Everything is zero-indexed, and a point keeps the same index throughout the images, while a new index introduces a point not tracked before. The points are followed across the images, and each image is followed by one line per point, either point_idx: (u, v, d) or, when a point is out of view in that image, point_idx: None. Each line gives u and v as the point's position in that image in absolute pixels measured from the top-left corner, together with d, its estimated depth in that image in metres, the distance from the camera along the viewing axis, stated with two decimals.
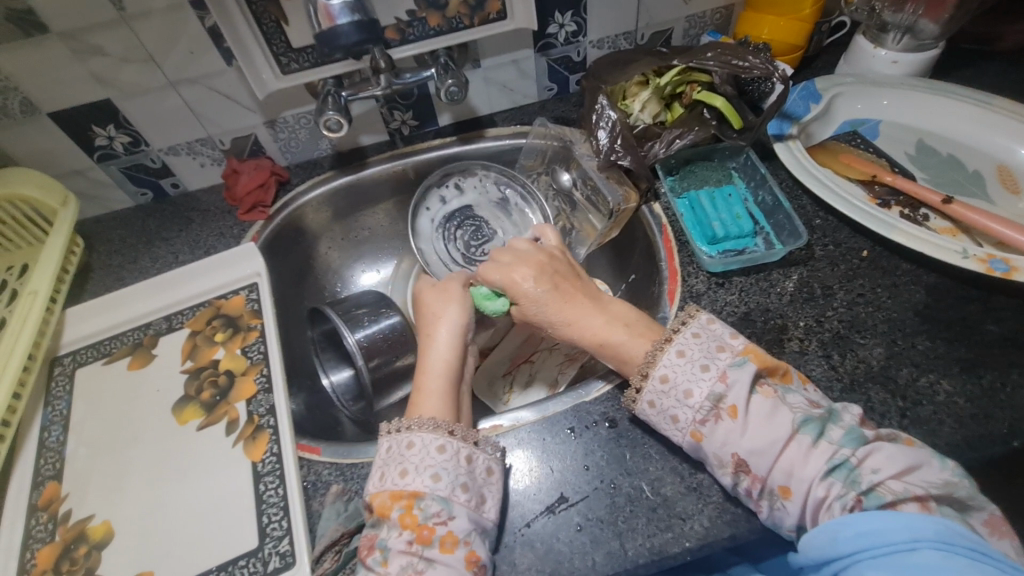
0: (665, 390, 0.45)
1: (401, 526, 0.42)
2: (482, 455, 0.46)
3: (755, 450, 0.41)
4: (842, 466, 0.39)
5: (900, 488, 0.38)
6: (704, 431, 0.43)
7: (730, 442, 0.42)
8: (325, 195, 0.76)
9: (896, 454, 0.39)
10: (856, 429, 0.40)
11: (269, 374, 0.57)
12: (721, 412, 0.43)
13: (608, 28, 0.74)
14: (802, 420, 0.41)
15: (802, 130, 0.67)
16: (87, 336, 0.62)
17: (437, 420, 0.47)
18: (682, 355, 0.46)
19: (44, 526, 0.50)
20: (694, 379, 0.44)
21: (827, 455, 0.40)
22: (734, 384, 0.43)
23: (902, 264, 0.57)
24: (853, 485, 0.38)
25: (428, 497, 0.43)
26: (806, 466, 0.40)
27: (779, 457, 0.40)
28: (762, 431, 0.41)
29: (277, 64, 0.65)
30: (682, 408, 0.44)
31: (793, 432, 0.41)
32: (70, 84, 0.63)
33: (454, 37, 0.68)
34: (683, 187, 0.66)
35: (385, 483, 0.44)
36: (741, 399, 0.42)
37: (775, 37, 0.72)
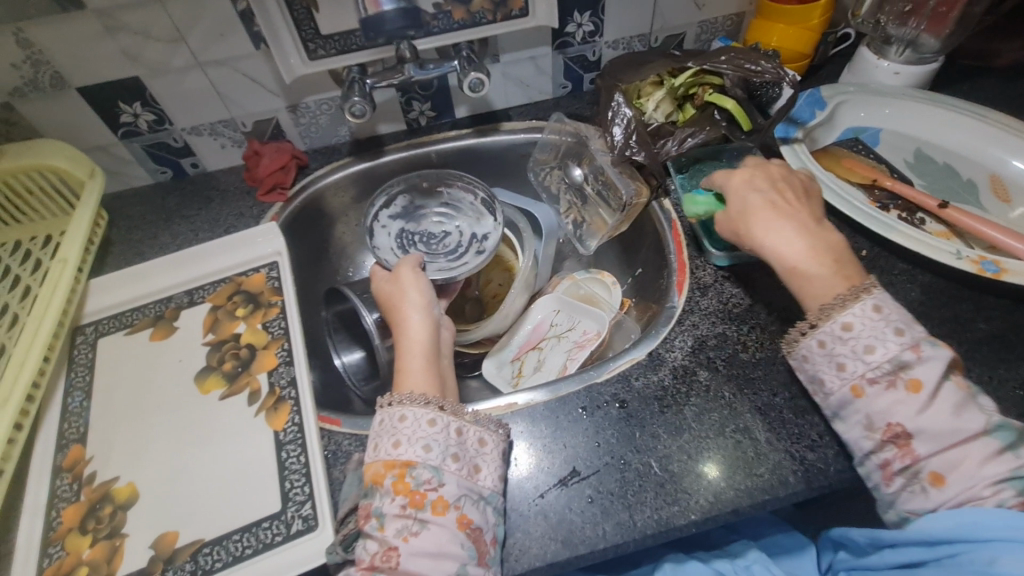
0: (837, 338, 0.46)
1: (395, 493, 0.44)
2: (472, 428, 0.48)
3: (924, 430, 0.42)
4: (1022, 477, 0.39)
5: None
6: (870, 390, 0.44)
7: (888, 413, 0.43)
8: (343, 180, 0.78)
9: None
10: None
11: (290, 349, 0.59)
12: (897, 381, 0.43)
13: (624, 29, 0.77)
14: (999, 424, 0.41)
15: (807, 135, 0.70)
16: (109, 307, 0.64)
17: (427, 396, 0.48)
18: (877, 310, 0.45)
19: (68, 488, 0.51)
20: (879, 336, 0.44)
21: (1008, 464, 0.40)
22: (928, 358, 0.43)
23: (898, 264, 0.60)
24: (1022, 489, 0.39)
25: (419, 466, 0.45)
26: (980, 468, 0.40)
27: (940, 453, 0.41)
28: (940, 414, 0.41)
29: (306, 51, 0.67)
30: (855, 361, 0.45)
31: (977, 431, 0.41)
32: (100, 60, 0.64)
33: (476, 31, 0.70)
34: (694, 184, 0.68)
35: (380, 453, 0.46)
36: (931, 377, 0.42)
37: (784, 45, 0.75)
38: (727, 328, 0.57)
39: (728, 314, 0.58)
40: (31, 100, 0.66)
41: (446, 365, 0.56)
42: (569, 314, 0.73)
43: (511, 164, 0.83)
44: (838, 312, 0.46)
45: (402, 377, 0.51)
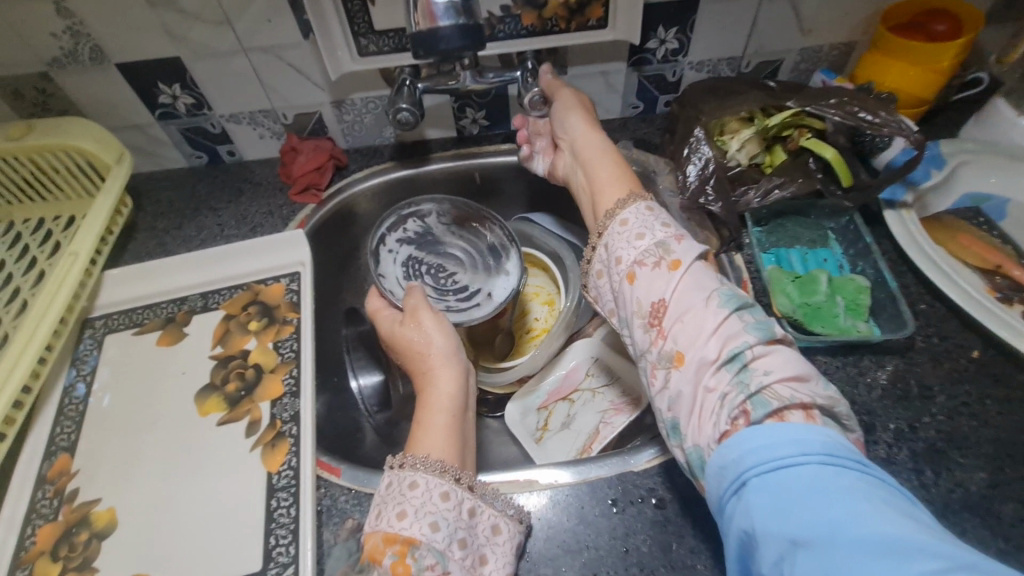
0: (620, 233, 0.48)
1: (393, 575, 0.37)
2: (487, 511, 0.42)
3: (679, 308, 0.42)
4: (737, 360, 0.39)
5: (786, 394, 0.37)
6: (639, 273, 0.45)
7: (657, 289, 0.44)
8: (380, 186, 0.72)
9: (789, 361, 0.38)
10: (766, 327, 0.40)
11: (298, 377, 0.53)
12: (661, 263, 0.45)
13: (712, 51, 0.68)
14: (726, 294, 0.42)
15: (917, 199, 0.59)
16: (122, 302, 0.60)
17: (443, 462, 0.42)
18: (649, 211, 0.49)
19: (48, 503, 0.48)
20: (650, 228, 0.47)
21: (730, 344, 0.39)
22: (684, 246, 0.45)
23: (1018, 376, 0.49)
24: (740, 384, 0.38)
25: (423, 546, 0.38)
26: (710, 342, 0.40)
27: (689, 314, 0.41)
28: (685, 292, 0.43)
29: (356, 46, 0.61)
30: (628, 249, 0.47)
31: (711, 298, 0.42)
32: (140, 37, 0.60)
33: (545, 40, 0.62)
34: (771, 243, 0.59)
35: (382, 523, 0.39)
36: (687, 256, 0.44)
37: (899, 87, 0.64)
38: None
39: None
40: (70, 73, 0.63)
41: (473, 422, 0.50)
42: (608, 366, 0.65)
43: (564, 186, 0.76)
44: (619, 211, 0.50)
45: (422, 435, 0.45)
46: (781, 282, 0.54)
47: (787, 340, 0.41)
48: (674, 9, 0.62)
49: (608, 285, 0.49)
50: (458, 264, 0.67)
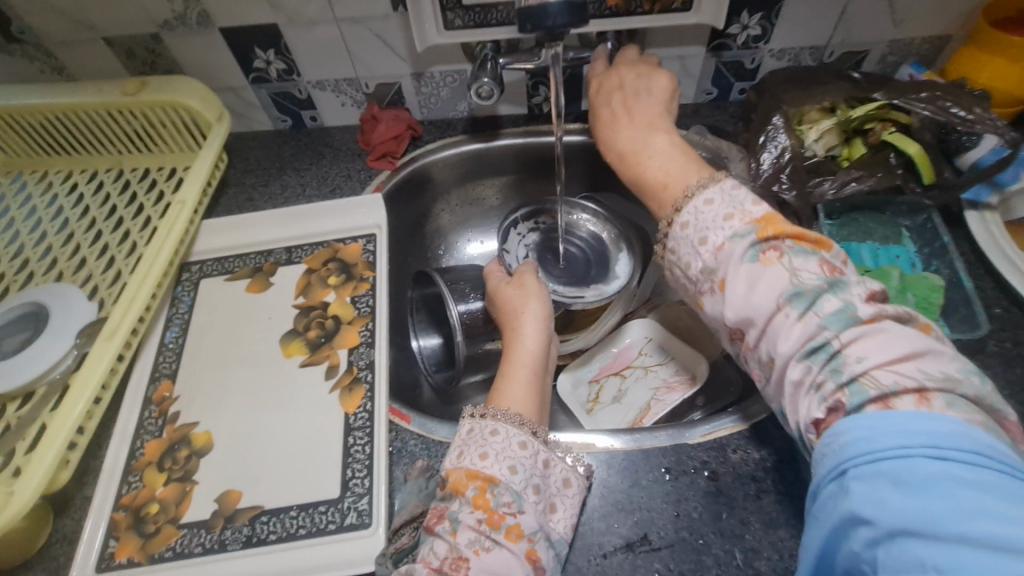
0: (683, 238, 0.47)
1: (474, 505, 0.41)
2: (559, 465, 0.46)
3: (747, 315, 0.41)
4: (823, 352, 0.37)
5: (886, 380, 0.35)
6: (706, 301, 0.45)
7: (724, 309, 0.43)
8: (451, 157, 0.75)
9: (890, 341, 0.36)
10: (847, 309, 0.38)
11: (374, 331, 0.57)
12: (714, 285, 0.44)
13: (795, 39, 0.67)
14: (793, 292, 0.39)
15: (1003, 202, 0.57)
16: (215, 250, 0.65)
17: (522, 417, 0.47)
18: (710, 203, 0.46)
19: (154, 421, 0.53)
20: (714, 226, 0.45)
21: (806, 335, 0.38)
22: (727, 255, 0.43)
23: None
24: (832, 373, 0.36)
25: (502, 485, 0.42)
26: (787, 337, 0.39)
27: (767, 324, 0.40)
28: (749, 300, 0.41)
29: (442, 20, 0.63)
30: (692, 259, 0.46)
31: (779, 303, 0.39)
32: (245, 4, 0.64)
33: (627, 21, 0.62)
34: (842, 236, 0.59)
35: (465, 461, 0.44)
36: (731, 262, 0.43)
37: (994, 84, 0.62)
38: None
39: None
40: (178, 35, 0.68)
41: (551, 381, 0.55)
42: (663, 346, 0.67)
43: None
44: (682, 209, 0.48)
45: (506, 386, 0.51)
46: None
47: (893, 312, 0.37)
48: None
49: (683, 288, 0.48)
50: (575, 261, 0.75)
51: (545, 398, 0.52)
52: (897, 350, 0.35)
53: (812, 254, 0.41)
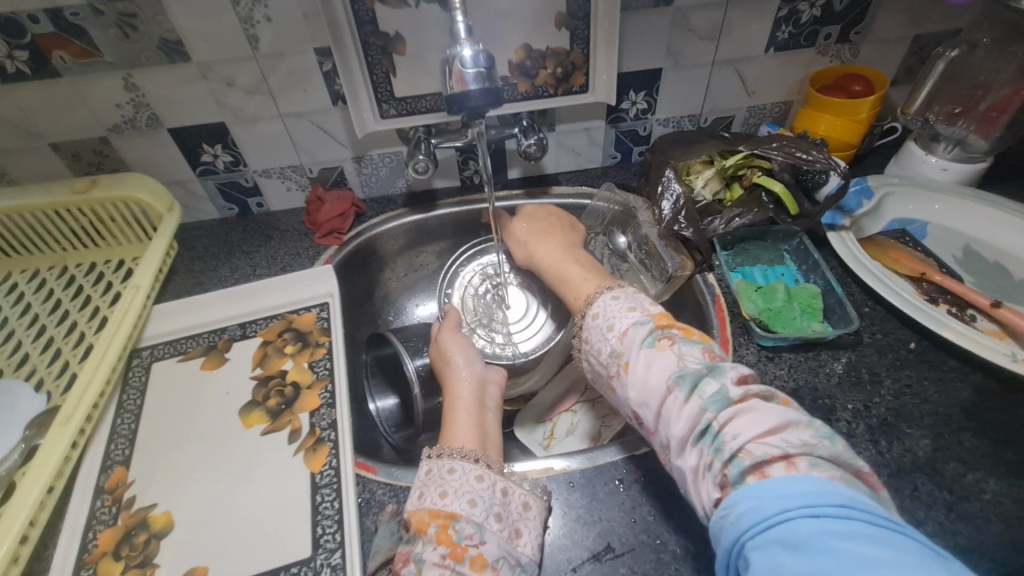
0: (594, 327, 0.51)
1: (437, 542, 0.43)
2: (518, 490, 0.49)
3: (641, 405, 0.45)
4: (708, 432, 0.39)
5: (760, 451, 0.37)
6: (614, 385, 0.48)
7: (630, 389, 0.46)
8: (395, 229, 0.82)
9: (761, 417, 0.38)
10: (723, 390, 0.40)
11: (334, 391, 0.60)
12: (619, 368, 0.48)
13: (676, 109, 0.81)
14: (679, 374, 0.43)
15: (853, 223, 0.71)
16: (166, 332, 0.67)
17: (467, 450, 0.50)
18: (615, 299, 0.53)
19: (108, 510, 0.52)
20: (618, 315, 0.51)
21: (694, 420, 0.40)
22: (630, 341, 0.48)
23: (948, 360, 0.59)
24: (717, 451, 0.38)
25: (463, 519, 0.44)
26: (677, 424, 0.41)
27: (659, 407, 0.43)
28: (644, 383, 0.45)
29: (378, 109, 0.72)
30: (595, 362, 0.50)
31: (669, 386, 0.43)
32: (193, 106, 0.70)
33: (537, 103, 0.75)
34: (736, 263, 0.71)
35: (424, 503, 0.46)
36: (634, 354, 0.47)
37: (831, 134, 0.77)
38: None
39: None
40: (127, 137, 0.72)
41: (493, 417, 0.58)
42: None
43: None
44: (591, 307, 0.54)
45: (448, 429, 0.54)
46: (747, 292, 0.64)
47: (764, 393, 0.41)
48: (642, 77, 0.76)
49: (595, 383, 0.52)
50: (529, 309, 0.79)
51: (488, 430, 0.55)
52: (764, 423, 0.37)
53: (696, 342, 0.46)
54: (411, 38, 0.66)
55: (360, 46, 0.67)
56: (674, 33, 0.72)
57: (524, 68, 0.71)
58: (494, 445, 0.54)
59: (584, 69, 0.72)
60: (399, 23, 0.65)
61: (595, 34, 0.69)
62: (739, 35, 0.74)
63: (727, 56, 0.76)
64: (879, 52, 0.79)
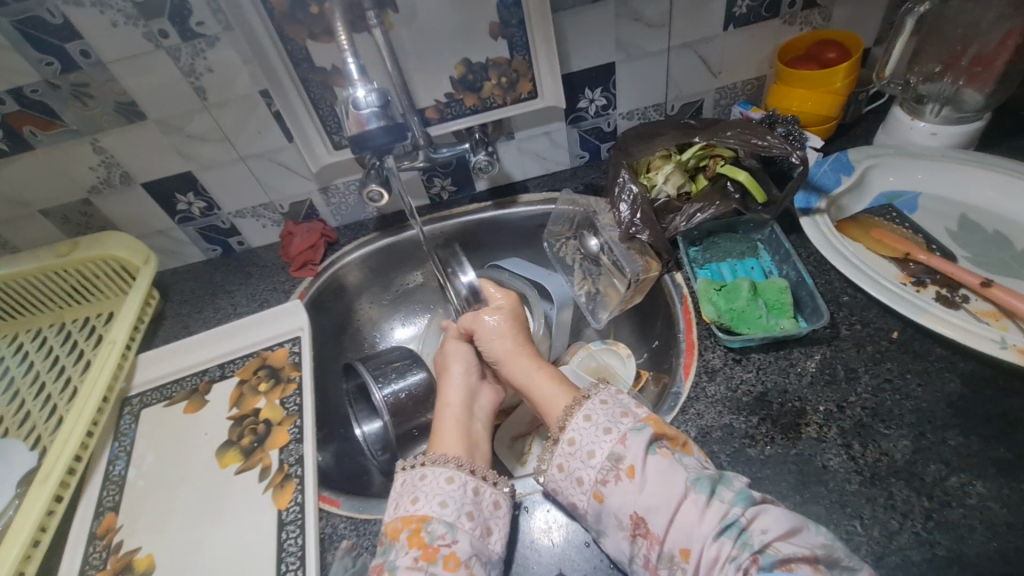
0: (586, 430, 0.49)
1: (409, 546, 0.46)
2: (490, 489, 0.51)
3: (651, 508, 0.43)
4: (733, 526, 0.41)
5: (788, 550, 0.39)
6: (605, 492, 0.45)
7: (636, 499, 0.44)
8: (367, 254, 0.83)
9: (781, 517, 0.41)
10: (744, 491, 0.43)
11: (302, 426, 0.62)
12: (620, 473, 0.45)
13: (637, 101, 0.78)
14: (695, 477, 0.43)
15: (831, 203, 0.66)
16: (154, 378, 0.70)
17: (451, 457, 0.53)
18: (603, 403, 0.51)
19: (99, 554, 0.56)
20: (613, 423, 0.49)
21: (719, 514, 0.41)
22: (631, 445, 0.46)
23: (935, 349, 0.54)
24: (745, 547, 0.40)
25: (434, 521, 0.47)
26: (701, 524, 0.41)
27: (675, 513, 0.42)
28: (658, 486, 0.44)
29: (331, 141, 0.74)
30: (585, 470, 0.47)
31: (688, 488, 0.43)
32: (159, 159, 0.74)
33: (488, 114, 0.74)
34: (704, 259, 0.67)
35: (398, 510, 0.49)
36: (638, 458, 0.45)
37: (805, 111, 0.73)
38: (736, 420, 0.53)
39: (737, 405, 0.54)
40: (106, 196, 0.77)
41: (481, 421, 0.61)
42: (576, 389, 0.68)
43: (529, 233, 0.85)
44: (577, 409, 0.51)
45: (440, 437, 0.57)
46: (708, 293, 0.60)
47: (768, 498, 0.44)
48: (595, 73, 0.73)
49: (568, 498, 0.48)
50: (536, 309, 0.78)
51: (476, 434, 0.59)
52: (787, 523, 0.40)
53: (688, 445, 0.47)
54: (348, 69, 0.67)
55: (300, 84, 0.68)
56: (619, 24, 0.69)
57: (467, 82, 0.70)
58: (482, 451, 0.57)
59: (529, 75, 0.70)
60: (334, 55, 0.66)
61: (534, 38, 0.67)
62: (691, 17, 0.70)
63: (683, 40, 0.72)
64: (853, 12, 0.72)
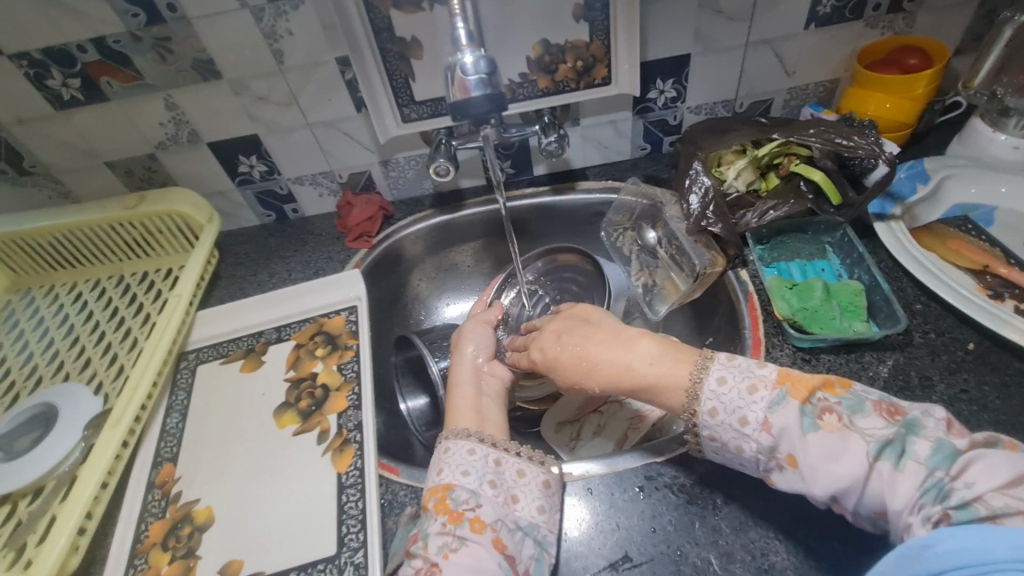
0: (718, 425, 0.44)
1: (436, 513, 0.45)
2: (512, 458, 0.49)
3: (836, 492, 0.39)
4: (934, 487, 0.36)
5: (1001, 503, 0.33)
6: (775, 479, 0.43)
7: (808, 487, 0.40)
8: (423, 231, 0.83)
9: (997, 465, 0.34)
10: (945, 445, 0.37)
11: (360, 393, 0.62)
12: (779, 462, 0.42)
13: (707, 95, 0.77)
14: (879, 445, 0.38)
15: (906, 211, 0.65)
16: (210, 336, 0.71)
17: (470, 430, 0.50)
18: (728, 369, 0.45)
19: (158, 503, 0.56)
20: (744, 404, 0.43)
21: (916, 479, 0.37)
22: (781, 434, 0.41)
23: (1014, 363, 0.53)
24: (941, 500, 0.35)
25: (458, 488, 0.45)
26: (895, 492, 0.37)
27: (863, 488, 0.38)
28: (830, 471, 0.39)
29: (400, 113, 0.74)
30: (743, 461, 0.44)
31: (870, 460, 0.38)
32: (227, 120, 0.74)
33: (560, 98, 0.73)
34: (772, 258, 0.67)
35: (426, 482, 0.47)
36: (795, 446, 0.41)
37: (882, 115, 0.71)
38: None
39: None
40: (171, 153, 0.77)
41: (491, 399, 0.56)
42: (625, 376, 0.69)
43: (584, 221, 0.85)
44: (700, 391, 0.45)
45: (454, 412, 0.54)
46: (780, 290, 0.61)
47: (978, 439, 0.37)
48: (669, 64, 0.73)
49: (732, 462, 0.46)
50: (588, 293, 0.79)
51: (486, 411, 0.55)
52: (1004, 473, 0.34)
53: (860, 400, 0.41)
54: (428, 42, 0.67)
55: (378, 54, 0.68)
56: (702, 15, 0.68)
57: (543, 63, 0.70)
58: (494, 426, 0.53)
59: (606, 60, 0.70)
60: (415, 27, 0.65)
61: (616, 23, 0.66)
62: (774, 13, 0.69)
63: (762, 36, 0.71)
64: (939, 19, 0.71)
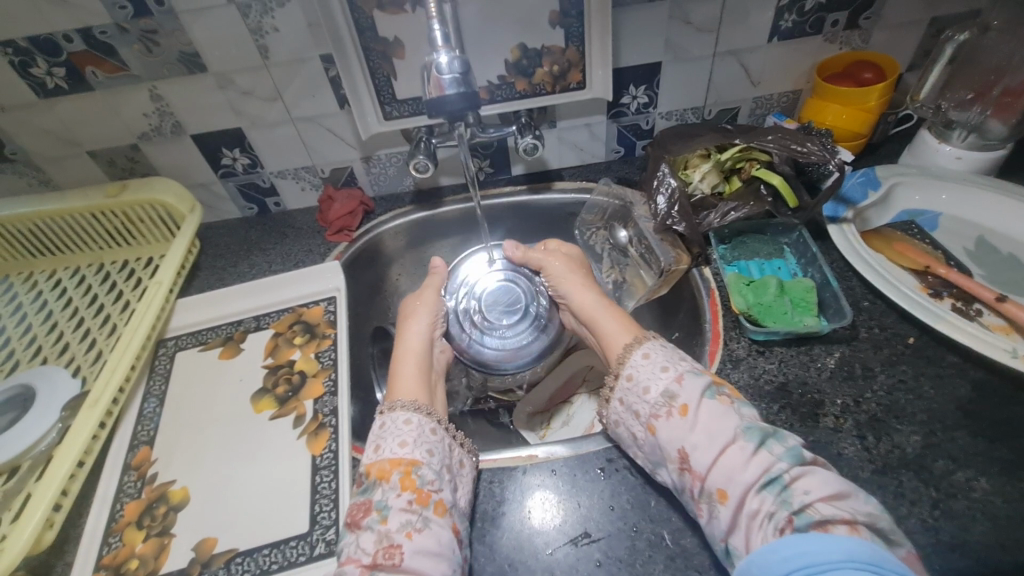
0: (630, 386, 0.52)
1: (400, 489, 0.48)
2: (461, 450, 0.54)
3: (698, 445, 0.45)
4: (776, 481, 0.42)
5: (828, 511, 0.40)
6: (657, 424, 0.48)
7: (685, 432, 0.46)
8: (403, 226, 0.86)
9: (827, 480, 0.42)
10: (796, 450, 0.43)
11: (336, 379, 0.64)
12: (672, 409, 0.48)
13: (677, 102, 0.81)
14: (747, 428, 0.45)
15: (857, 215, 0.69)
16: (189, 324, 0.72)
17: (416, 403, 0.55)
18: (647, 356, 0.53)
19: (133, 484, 0.57)
20: (654, 376, 0.51)
21: (764, 466, 0.43)
22: (687, 386, 0.48)
23: (948, 356, 0.57)
24: (784, 503, 0.41)
25: (423, 467, 0.49)
26: (743, 471, 0.43)
27: (721, 455, 0.44)
28: (707, 427, 0.46)
29: (382, 111, 0.76)
30: (641, 402, 0.50)
31: (735, 435, 0.45)
32: (210, 112, 0.75)
33: (536, 100, 0.76)
34: (733, 257, 0.71)
35: (364, 459, 0.51)
36: (692, 397, 0.48)
37: (838, 126, 0.76)
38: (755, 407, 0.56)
39: (760, 392, 0.57)
40: (154, 143, 0.78)
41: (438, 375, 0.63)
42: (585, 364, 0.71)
43: (559, 220, 0.88)
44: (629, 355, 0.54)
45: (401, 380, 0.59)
46: (738, 286, 0.64)
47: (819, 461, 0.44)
48: (641, 71, 0.76)
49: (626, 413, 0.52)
50: None
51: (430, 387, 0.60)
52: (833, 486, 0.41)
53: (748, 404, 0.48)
54: (410, 43, 0.69)
55: (361, 52, 0.70)
56: (671, 26, 0.72)
57: (520, 67, 0.73)
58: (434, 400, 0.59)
59: (580, 66, 0.73)
60: (397, 28, 0.68)
61: (590, 30, 0.70)
62: (739, 26, 0.73)
63: (729, 47, 0.75)
64: (893, 36, 0.76)
